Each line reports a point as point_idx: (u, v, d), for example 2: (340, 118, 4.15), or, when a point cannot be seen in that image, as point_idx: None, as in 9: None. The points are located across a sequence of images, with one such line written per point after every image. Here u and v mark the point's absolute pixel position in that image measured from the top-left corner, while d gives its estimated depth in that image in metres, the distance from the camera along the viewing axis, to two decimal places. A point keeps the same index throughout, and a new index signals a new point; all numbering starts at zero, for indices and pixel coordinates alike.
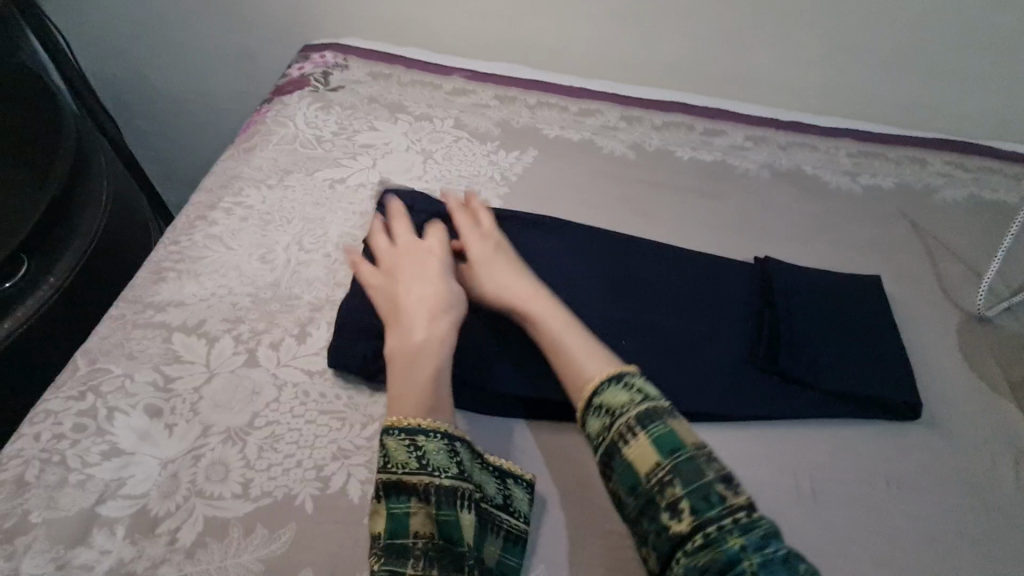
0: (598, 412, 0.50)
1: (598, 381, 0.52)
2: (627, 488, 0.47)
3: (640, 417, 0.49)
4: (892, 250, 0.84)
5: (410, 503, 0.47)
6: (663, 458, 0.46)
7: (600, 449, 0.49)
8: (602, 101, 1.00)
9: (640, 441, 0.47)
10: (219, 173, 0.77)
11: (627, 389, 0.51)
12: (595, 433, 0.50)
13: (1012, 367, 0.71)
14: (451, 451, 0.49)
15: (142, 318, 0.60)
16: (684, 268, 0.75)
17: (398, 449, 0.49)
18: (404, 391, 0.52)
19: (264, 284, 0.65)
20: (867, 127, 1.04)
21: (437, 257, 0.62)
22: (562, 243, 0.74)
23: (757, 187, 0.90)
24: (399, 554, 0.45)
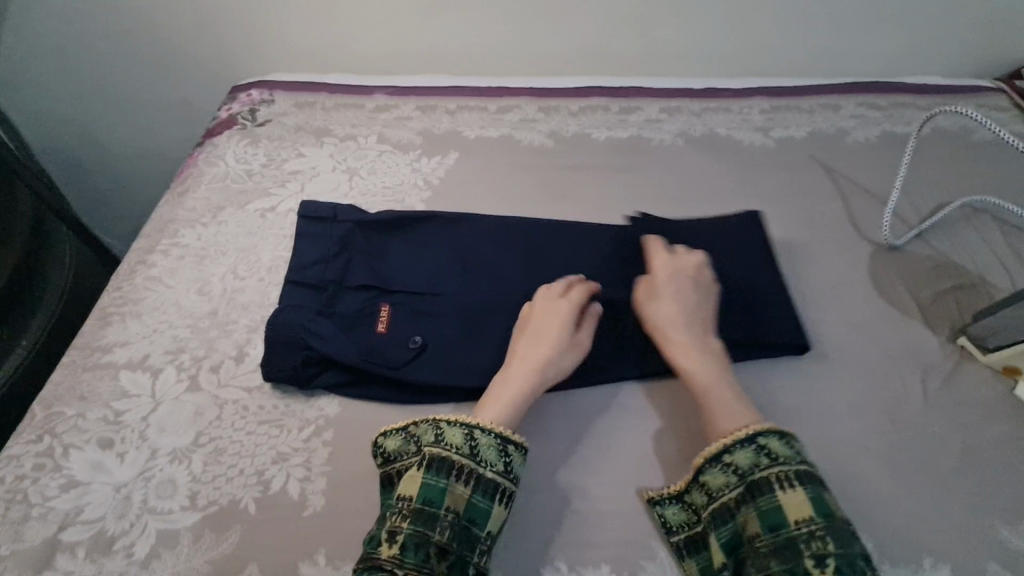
0: (760, 453, 0.53)
1: (764, 429, 0.55)
2: (768, 526, 0.50)
3: (801, 474, 0.52)
4: (806, 196, 0.88)
5: (449, 481, 0.51)
6: (818, 515, 0.49)
7: (749, 483, 0.52)
8: (519, 96, 1.04)
9: (797, 492, 0.50)
10: (156, 218, 0.82)
11: (790, 447, 0.53)
12: (750, 467, 0.53)
13: (921, 289, 0.75)
14: (501, 449, 0.54)
15: (90, 361, 0.65)
16: (603, 240, 0.78)
17: (457, 435, 0.54)
18: (503, 397, 0.58)
19: (202, 314, 0.70)
20: (779, 82, 1.08)
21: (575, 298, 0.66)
22: (483, 235, 0.77)
23: (672, 155, 0.94)
24: (428, 521, 0.49)
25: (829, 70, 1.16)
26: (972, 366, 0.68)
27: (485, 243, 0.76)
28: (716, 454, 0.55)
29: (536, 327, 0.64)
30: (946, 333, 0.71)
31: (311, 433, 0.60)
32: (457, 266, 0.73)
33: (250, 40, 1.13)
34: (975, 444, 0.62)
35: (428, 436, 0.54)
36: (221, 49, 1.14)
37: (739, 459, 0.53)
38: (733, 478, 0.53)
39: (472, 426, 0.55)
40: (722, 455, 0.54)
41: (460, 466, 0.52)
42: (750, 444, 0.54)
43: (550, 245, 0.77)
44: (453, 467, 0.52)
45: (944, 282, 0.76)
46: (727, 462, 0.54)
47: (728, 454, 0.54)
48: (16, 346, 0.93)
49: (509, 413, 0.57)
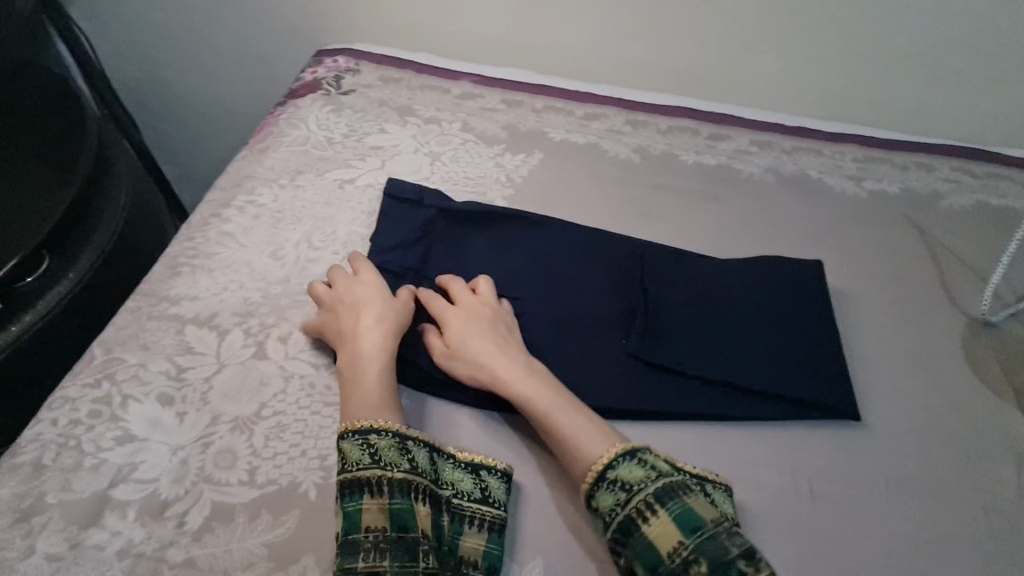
0: (614, 488, 0.51)
1: (611, 458, 0.52)
2: (648, 568, 0.47)
3: (657, 493, 0.50)
4: (898, 256, 0.85)
5: (361, 499, 0.49)
6: (685, 536, 0.47)
7: (616, 526, 0.50)
8: (608, 106, 1.01)
9: (659, 518, 0.48)
10: (232, 172, 0.79)
11: (641, 464, 0.52)
12: (612, 508, 0.50)
13: (1017, 370, 0.71)
14: (401, 447, 0.52)
15: (156, 310, 0.62)
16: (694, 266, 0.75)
17: (353, 449, 0.51)
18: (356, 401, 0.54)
19: (275, 279, 0.67)
20: (874, 133, 1.04)
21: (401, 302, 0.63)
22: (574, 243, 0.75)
23: (761, 190, 0.91)
24: (353, 550, 0.47)
25: (923, 128, 1.13)
26: None
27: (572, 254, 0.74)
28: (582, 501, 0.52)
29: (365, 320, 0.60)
30: None
31: None
32: (543, 275, 0.72)
33: (341, 6, 1.10)
34: None
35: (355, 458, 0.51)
36: (310, 10, 1.12)
37: (602, 502, 0.51)
38: (602, 523, 0.51)
39: (367, 431, 0.52)
40: (589, 503, 0.52)
41: (369, 481, 0.49)
42: (605, 480, 0.51)
43: (635, 265, 0.74)
44: (360, 484, 0.49)
45: None
46: (594, 509, 0.51)
47: (592, 499, 0.52)
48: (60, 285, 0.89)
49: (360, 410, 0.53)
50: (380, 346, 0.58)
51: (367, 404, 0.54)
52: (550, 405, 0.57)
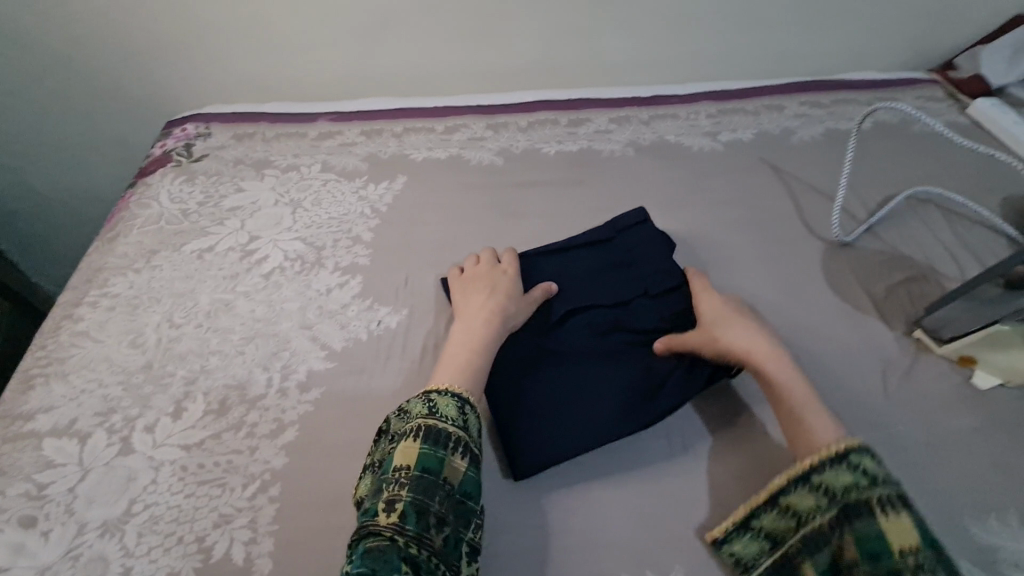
0: (856, 472, 0.48)
1: (855, 446, 0.50)
2: (867, 554, 0.43)
3: (903, 498, 0.46)
4: (758, 199, 0.88)
5: (447, 452, 0.50)
6: (926, 545, 0.42)
7: (842, 502, 0.47)
8: (467, 115, 1.02)
9: (898, 517, 0.44)
10: (84, 267, 0.77)
11: (881, 465, 0.49)
12: (845, 486, 0.48)
13: (874, 283, 0.76)
14: (481, 428, 0.55)
15: (10, 431, 0.60)
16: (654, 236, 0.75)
17: (449, 406, 0.53)
18: (453, 368, 0.58)
19: (136, 368, 0.65)
20: (725, 86, 1.08)
21: (506, 276, 0.69)
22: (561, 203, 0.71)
23: (623, 164, 0.93)
24: (425, 490, 0.47)
25: (774, 70, 1.18)
26: (929, 358, 0.68)
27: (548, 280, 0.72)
28: (803, 473, 0.51)
29: (489, 288, 0.67)
30: (901, 327, 0.71)
31: (254, 490, 0.56)
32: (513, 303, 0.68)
33: (183, 75, 1.08)
34: (937, 435, 0.61)
35: (421, 410, 0.53)
36: (150, 81, 1.09)
37: (831, 479, 0.49)
38: (823, 499, 0.49)
39: (463, 398, 0.54)
40: (811, 473, 0.50)
41: (456, 439, 0.51)
42: (842, 462, 0.49)
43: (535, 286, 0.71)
44: (449, 439, 0.50)
45: (896, 274, 0.76)
46: (818, 483, 0.50)
47: (818, 474, 0.50)
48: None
49: (458, 373, 0.57)
50: (477, 315, 0.64)
51: (452, 371, 0.57)
52: (804, 400, 0.56)
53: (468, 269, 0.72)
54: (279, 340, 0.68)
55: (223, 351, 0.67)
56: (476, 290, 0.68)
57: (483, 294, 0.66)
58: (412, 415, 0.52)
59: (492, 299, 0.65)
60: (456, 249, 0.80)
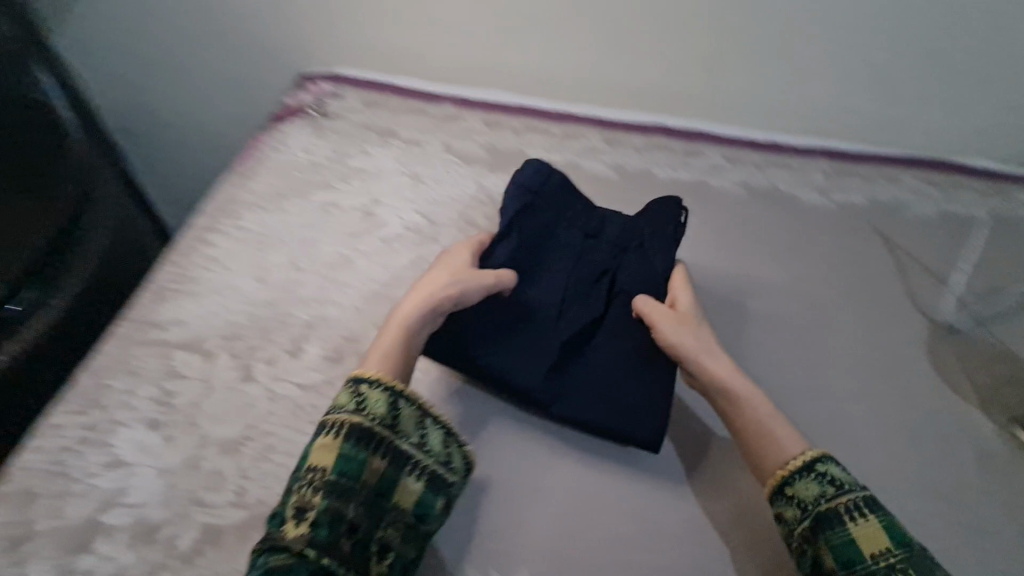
0: (823, 482, 0.56)
1: (819, 457, 0.58)
2: (842, 562, 0.53)
3: (865, 501, 0.55)
4: (862, 266, 0.88)
5: (365, 455, 0.53)
6: (893, 545, 0.53)
7: (816, 515, 0.55)
8: (585, 125, 1.04)
9: (867, 523, 0.54)
10: (218, 196, 0.81)
11: (833, 482, 0.56)
12: (815, 499, 0.56)
13: (976, 374, 0.75)
14: (420, 419, 0.57)
15: (143, 336, 0.63)
16: (632, 230, 0.75)
17: (377, 400, 0.55)
18: (376, 351, 0.59)
19: (260, 302, 0.68)
20: (842, 146, 1.08)
21: (461, 257, 0.68)
22: (555, 191, 0.76)
23: (734, 204, 0.94)
24: (342, 496, 0.51)
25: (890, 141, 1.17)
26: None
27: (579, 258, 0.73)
28: (778, 487, 0.57)
29: (437, 270, 0.66)
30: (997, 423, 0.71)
31: None
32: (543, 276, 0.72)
33: (322, 32, 1.12)
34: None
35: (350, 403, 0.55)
36: (286, 33, 1.12)
37: (802, 491, 0.56)
38: (797, 510, 0.56)
39: (375, 384, 0.56)
40: (785, 487, 0.57)
41: (379, 439, 0.54)
42: (811, 473, 0.57)
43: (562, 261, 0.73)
44: (369, 440, 0.53)
45: (998, 370, 0.76)
46: (792, 496, 0.56)
47: (789, 486, 0.57)
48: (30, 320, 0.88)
49: (386, 360, 0.58)
50: (434, 291, 0.63)
51: (383, 357, 0.58)
52: (761, 430, 0.61)
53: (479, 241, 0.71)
54: (394, 304, 0.71)
55: (341, 304, 0.70)
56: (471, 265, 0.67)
57: (439, 272, 0.66)
58: (334, 406, 0.55)
59: (442, 277, 0.64)
60: None
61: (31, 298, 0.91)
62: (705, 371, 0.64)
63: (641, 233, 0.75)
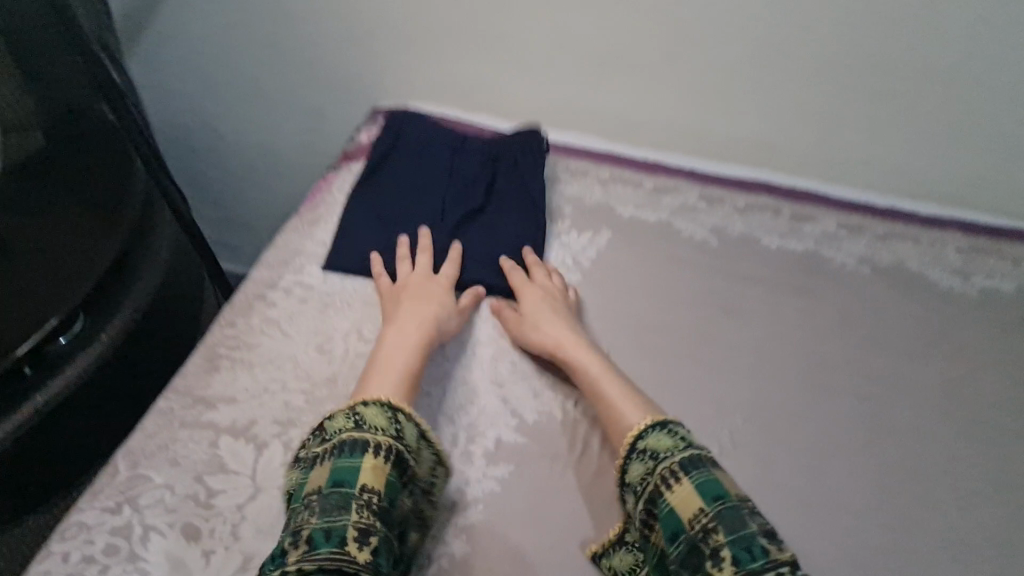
0: (640, 457, 0.52)
1: (642, 428, 0.53)
2: (668, 535, 0.47)
3: (684, 463, 0.50)
4: (1015, 372, 0.74)
5: (362, 455, 0.48)
6: (707, 503, 0.46)
7: (646, 495, 0.50)
8: (679, 179, 0.94)
9: (682, 485, 0.48)
10: (279, 244, 0.73)
11: (670, 435, 0.53)
12: (639, 477, 0.51)
13: None
14: (388, 414, 0.51)
15: (189, 415, 0.55)
16: (492, 156, 0.84)
17: (338, 418, 0.51)
18: (380, 377, 0.55)
19: (320, 379, 0.60)
20: (978, 218, 0.94)
21: (442, 289, 0.66)
22: (415, 123, 0.85)
23: (853, 284, 0.81)
24: (339, 507, 0.45)
25: None
26: None
27: (422, 186, 0.79)
28: (631, 444, 0.53)
29: (410, 293, 0.65)
30: None
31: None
32: (432, 214, 0.76)
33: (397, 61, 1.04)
34: None
35: (346, 423, 0.50)
36: (359, 62, 1.05)
37: (631, 470, 0.52)
38: (632, 496, 0.52)
39: (392, 407, 0.52)
40: (623, 474, 0.53)
41: (376, 444, 0.49)
42: (635, 451, 0.53)
43: (438, 193, 0.78)
44: (366, 444, 0.48)
45: None
46: (642, 449, 0.52)
47: (625, 469, 0.53)
48: (76, 358, 0.81)
49: (386, 385, 0.54)
50: (421, 326, 0.61)
51: (386, 383, 0.55)
52: (598, 373, 0.60)
53: (416, 267, 0.68)
54: (471, 391, 0.62)
55: None
56: (400, 290, 0.66)
57: (408, 298, 0.64)
58: (374, 427, 0.50)
59: (420, 307, 0.63)
60: (660, 338, 0.73)
61: (84, 326, 0.83)
62: (546, 345, 0.63)
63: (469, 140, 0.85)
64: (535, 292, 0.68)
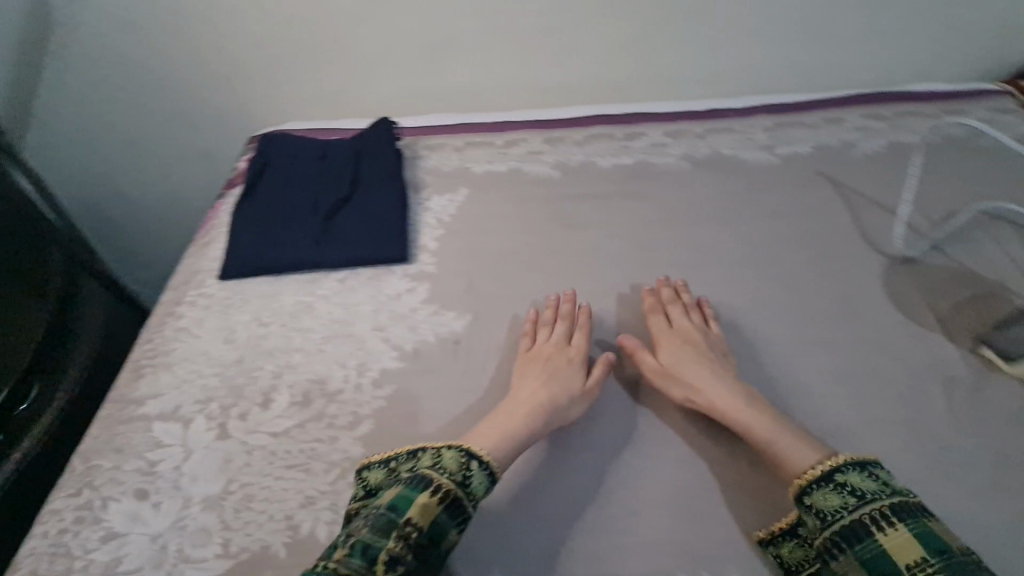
0: (841, 492, 0.54)
1: (842, 463, 0.55)
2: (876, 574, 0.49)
3: (894, 509, 0.51)
4: (815, 211, 0.87)
5: (421, 492, 0.54)
6: (930, 555, 0.48)
7: (838, 527, 0.52)
8: (525, 130, 1.07)
9: (896, 531, 0.50)
10: (182, 269, 0.85)
11: (873, 478, 0.54)
12: (834, 510, 0.53)
13: (939, 299, 0.74)
14: (462, 460, 0.58)
15: (125, 413, 0.67)
16: (354, 149, 0.96)
17: (427, 458, 0.58)
18: (492, 438, 0.60)
19: (229, 362, 0.72)
20: (782, 99, 1.09)
21: (577, 363, 0.69)
22: (284, 140, 0.98)
23: (677, 178, 0.95)
24: (384, 530, 0.51)
25: (832, 84, 1.17)
26: (997, 376, 0.66)
27: (297, 189, 0.91)
28: (798, 495, 0.55)
29: (564, 367, 0.68)
30: (967, 344, 0.69)
31: (337, 475, 0.61)
32: (307, 209, 0.88)
33: (263, 93, 1.16)
34: (1000, 454, 0.60)
35: (427, 461, 0.58)
36: (231, 98, 1.17)
37: (820, 501, 0.54)
38: (817, 520, 0.53)
39: (471, 455, 0.58)
40: (804, 498, 0.55)
41: (438, 484, 0.55)
42: (829, 483, 0.54)
43: (311, 191, 0.91)
44: (431, 483, 0.55)
45: (963, 289, 0.74)
46: (844, 485, 0.54)
47: (808, 496, 0.55)
48: (41, 415, 0.93)
49: (492, 438, 0.60)
50: (534, 393, 0.65)
51: (501, 438, 0.60)
52: (768, 432, 0.60)
53: (551, 336, 0.72)
54: (356, 337, 0.74)
55: (306, 348, 0.73)
56: (532, 363, 0.69)
57: (544, 374, 0.67)
58: (446, 469, 0.57)
59: (535, 382, 0.66)
60: (516, 259, 0.84)
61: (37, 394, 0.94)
62: (704, 403, 0.64)
63: (334, 142, 0.98)
64: (671, 339, 0.71)
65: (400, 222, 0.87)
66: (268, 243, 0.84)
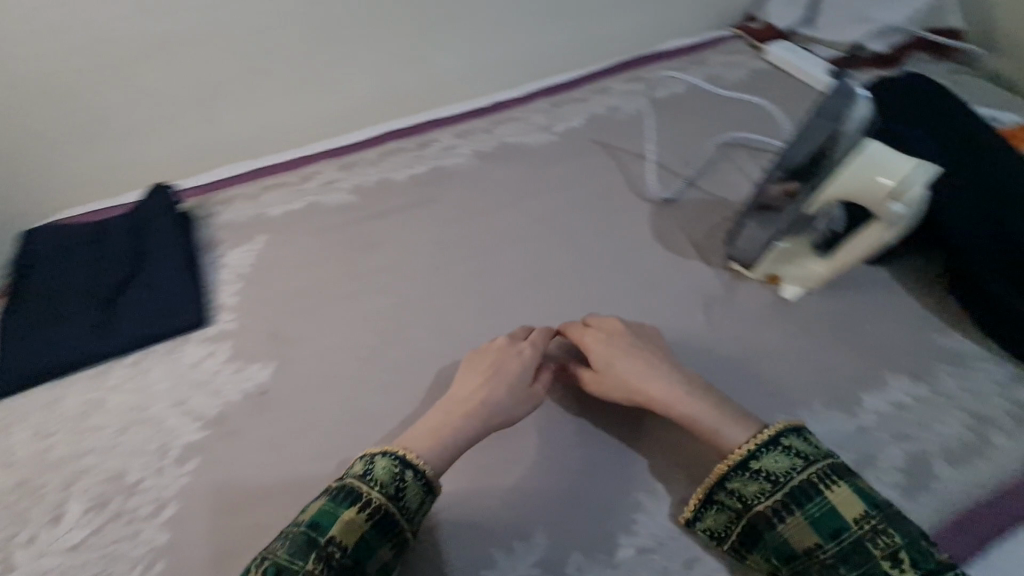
0: (789, 455, 0.53)
1: (784, 429, 0.54)
2: (827, 533, 0.49)
3: (832, 468, 0.52)
4: (592, 175, 0.94)
5: (348, 507, 0.52)
6: (868, 507, 0.49)
7: (789, 489, 0.51)
8: (320, 162, 1.05)
9: (839, 489, 0.50)
10: None
11: (810, 442, 0.54)
12: (786, 472, 0.52)
13: (694, 230, 0.83)
14: (394, 471, 0.55)
15: None
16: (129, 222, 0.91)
17: (358, 466, 0.55)
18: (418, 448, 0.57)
19: (10, 487, 0.66)
20: (556, 81, 1.16)
21: (526, 364, 0.64)
22: (50, 234, 0.91)
23: (467, 174, 0.98)
24: (305, 548, 0.49)
25: (600, 56, 1.27)
26: (744, 285, 0.75)
27: (70, 281, 0.84)
28: (742, 461, 0.54)
29: (506, 369, 0.63)
30: (720, 263, 0.78)
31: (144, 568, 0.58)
32: (82, 300, 0.81)
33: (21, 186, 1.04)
34: (752, 349, 0.68)
35: (359, 469, 0.55)
36: None
37: (771, 464, 0.53)
38: (767, 484, 0.53)
39: (404, 466, 0.55)
40: (752, 462, 0.54)
41: (367, 497, 0.53)
42: (776, 446, 0.54)
43: (86, 279, 0.84)
44: (359, 496, 0.53)
45: (712, 219, 0.85)
46: (789, 448, 0.53)
47: (756, 460, 0.54)
48: None
49: (424, 444, 0.58)
50: (474, 401, 0.61)
51: (429, 444, 0.58)
52: (710, 420, 0.57)
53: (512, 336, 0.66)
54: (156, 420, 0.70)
55: (98, 447, 0.68)
56: (482, 370, 0.63)
57: (487, 379, 0.62)
58: (375, 482, 0.54)
59: (479, 393, 0.61)
60: (321, 292, 0.83)
61: None
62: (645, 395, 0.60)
63: (107, 222, 0.92)
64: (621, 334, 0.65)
65: (190, 286, 0.83)
66: (43, 349, 0.76)
